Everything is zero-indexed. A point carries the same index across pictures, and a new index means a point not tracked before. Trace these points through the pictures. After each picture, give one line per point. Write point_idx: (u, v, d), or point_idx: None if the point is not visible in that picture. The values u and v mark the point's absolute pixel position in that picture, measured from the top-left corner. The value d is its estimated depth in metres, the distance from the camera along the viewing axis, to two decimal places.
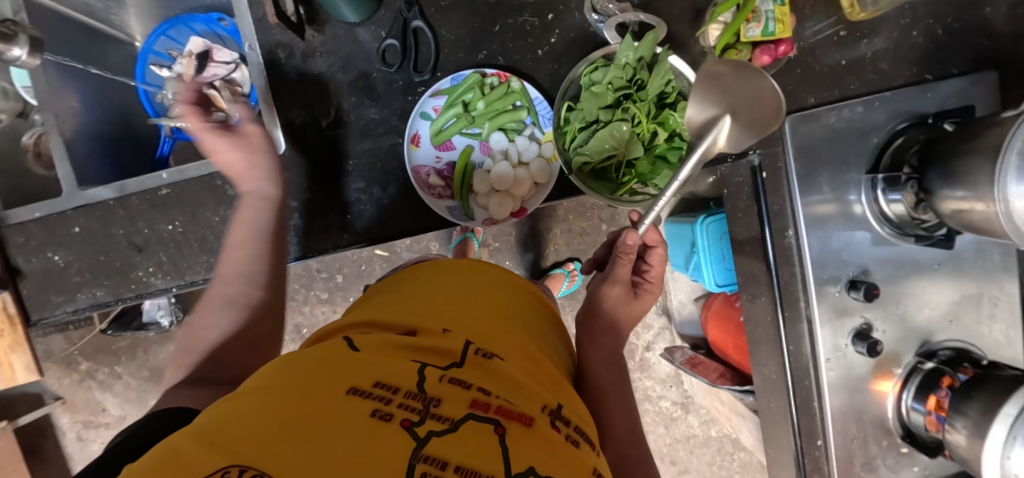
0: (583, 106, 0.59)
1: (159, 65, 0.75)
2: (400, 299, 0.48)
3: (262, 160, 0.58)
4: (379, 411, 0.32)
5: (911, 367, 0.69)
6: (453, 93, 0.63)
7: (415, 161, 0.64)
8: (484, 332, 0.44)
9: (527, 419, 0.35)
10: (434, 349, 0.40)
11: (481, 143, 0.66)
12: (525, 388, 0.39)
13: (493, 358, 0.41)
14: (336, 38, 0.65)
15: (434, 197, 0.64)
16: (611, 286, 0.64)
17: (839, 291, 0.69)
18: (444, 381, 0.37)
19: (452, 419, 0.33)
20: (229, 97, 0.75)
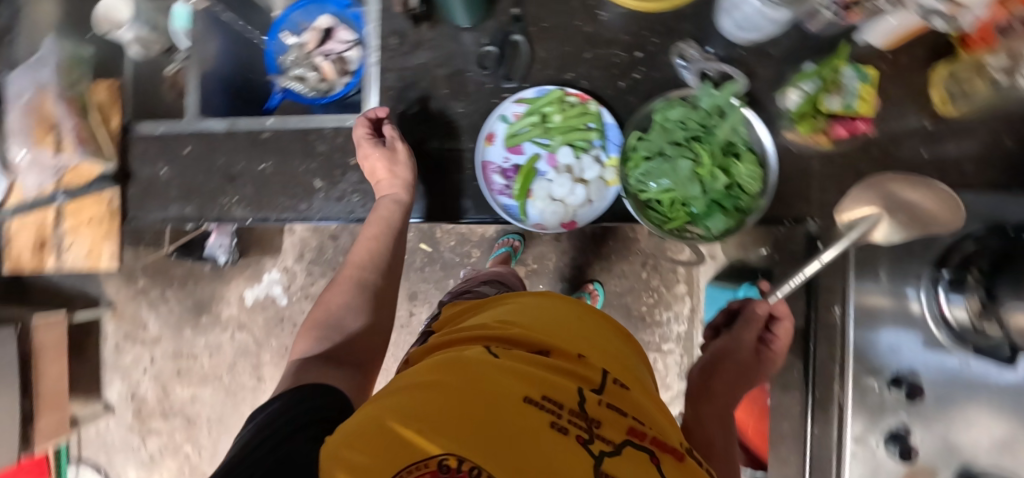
0: (651, 138, 0.62)
1: (290, 34, 0.86)
2: (533, 316, 0.52)
3: (400, 170, 0.68)
4: (554, 424, 0.37)
5: None
6: (535, 104, 0.69)
7: (485, 157, 0.69)
8: (614, 365, 0.47)
9: (678, 454, 0.39)
10: (580, 373, 0.43)
11: (548, 154, 0.70)
12: (664, 423, 0.42)
13: (629, 389, 0.44)
14: (443, 36, 0.72)
15: (494, 193, 0.69)
16: (740, 349, 0.72)
17: (879, 385, 0.66)
18: (602, 404, 0.40)
19: (615, 443, 0.37)
20: (338, 72, 0.85)
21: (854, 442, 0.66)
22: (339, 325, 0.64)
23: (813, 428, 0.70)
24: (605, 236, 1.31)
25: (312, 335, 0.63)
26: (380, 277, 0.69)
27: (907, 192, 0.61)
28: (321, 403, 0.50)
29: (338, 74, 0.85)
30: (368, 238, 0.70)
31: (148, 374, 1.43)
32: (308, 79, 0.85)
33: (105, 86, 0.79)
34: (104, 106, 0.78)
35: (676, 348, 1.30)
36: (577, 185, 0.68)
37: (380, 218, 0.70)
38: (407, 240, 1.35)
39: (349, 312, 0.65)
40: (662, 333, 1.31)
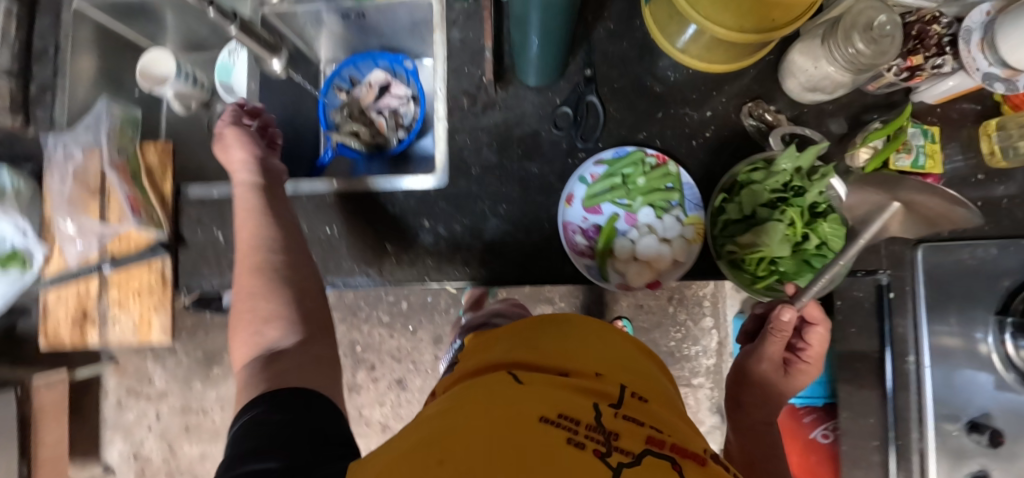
0: (741, 201, 0.65)
1: (340, 89, 0.84)
2: (535, 327, 0.46)
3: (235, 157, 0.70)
4: (571, 440, 0.31)
5: None
6: (614, 165, 0.69)
7: (565, 217, 0.69)
8: (629, 375, 0.41)
9: (702, 460, 0.34)
10: (595, 389, 0.38)
11: (627, 213, 0.71)
12: (687, 433, 0.37)
13: (648, 402, 0.39)
14: (515, 97, 0.72)
15: (576, 253, 0.69)
16: (760, 364, 0.65)
17: (958, 429, 0.71)
18: (619, 417, 0.35)
19: (634, 453, 0.32)
20: (392, 126, 0.85)
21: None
22: (262, 311, 0.59)
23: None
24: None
25: (249, 334, 0.58)
26: (281, 243, 0.64)
27: (899, 191, 0.56)
28: (283, 409, 0.47)
29: (393, 128, 0.85)
30: (248, 214, 0.66)
31: (153, 432, 1.34)
32: (361, 135, 0.82)
33: (154, 149, 0.75)
34: (153, 170, 0.74)
35: (707, 383, 1.31)
36: (660, 244, 0.68)
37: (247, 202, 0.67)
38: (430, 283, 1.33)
39: (262, 297, 0.60)
40: (692, 368, 1.31)
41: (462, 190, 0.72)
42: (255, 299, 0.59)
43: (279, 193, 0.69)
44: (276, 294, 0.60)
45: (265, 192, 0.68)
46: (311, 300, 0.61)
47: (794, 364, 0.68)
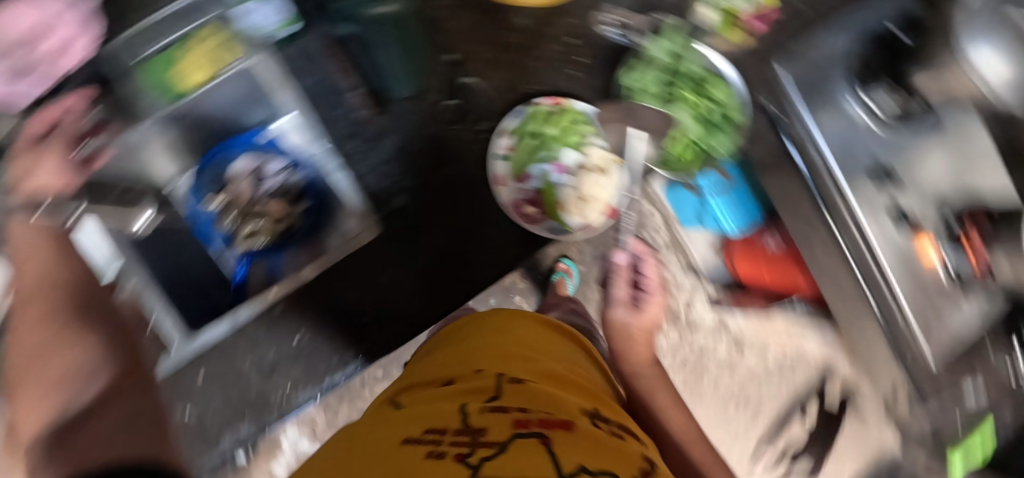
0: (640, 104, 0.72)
1: (209, 197, 0.74)
2: (434, 368, 0.55)
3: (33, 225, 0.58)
4: (433, 453, 0.33)
5: (945, 232, 0.64)
6: (521, 128, 0.70)
7: (506, 198, 0.70)
8: (509, 368, 0.50)
9: (567, 426, 0.40)
10: (474, 391, 0.45)
11: (554, 165, 0.71)
12: (562, 405, 0.44)
13: (523, 386, 0.46)
14: (398, 116, 0.70)
15: (534, 223, 0.71)
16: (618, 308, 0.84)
17: None
18: (486, 412, 0.41)
19: (499, 443, 0.35)
20: (288, 204, 0.76)
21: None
22: (56, 363, 0.46)
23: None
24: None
25: (37, 401, 0.44)
26: (73, 281, 0.55)
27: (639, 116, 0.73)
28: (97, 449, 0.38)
29: (290, 204, 0.76)
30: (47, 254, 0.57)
31: None
32: (263, 228, 0.75)
33: None
34: None
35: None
36: (598, 175, 0.71)
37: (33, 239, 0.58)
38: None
39: (60, 349, 0.47)
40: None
41: (399, 227, 0.70)
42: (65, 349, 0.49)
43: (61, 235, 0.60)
44: (78, 344, 0.48)
45: (54, 238, 0.59)
46: (129, 348, 0.51)
47: (644, 297, 0.87)
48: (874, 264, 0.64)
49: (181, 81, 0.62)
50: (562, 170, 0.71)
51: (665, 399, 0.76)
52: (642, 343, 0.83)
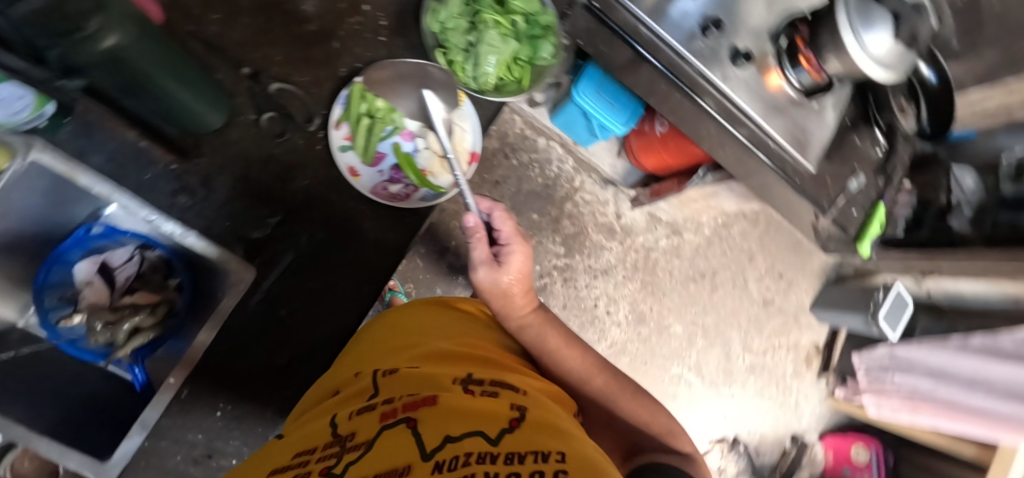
0: (453, 40, 0.79)
1: (66, 317, 0.68)
2: (326, 386, 0.64)
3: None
4: (305, 470, 0.44)
5: (776, 55, 0.92)
6: (350, 112, 0.77)
7: (368, 186, 0.78)
8: (385, 367, 0.60)
9: (430, 402, 0.49)
10: (355, 399, 0.55)
11: (400, 135, 0.79)
12: (433, 381, 0.54)
13: (395, 377, 0.56)
14: None
15: (405, 199, 0.79)
16: (480, 271, 0.78)
17: (701, 37, 0.90)
18: (358, 416, 0.50)
19: (364, 443, 0.45)
20: (155, 287, 0.72)
21: (722, 84, 0.91)
22: None
23: (709, 103, 0.93)
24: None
25: None
26: None
27: (431, 81, 0.80)
28: None
29: (157, 287, 0.72)
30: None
31: None
32: (142, 322, 0.71)
33: None
34: None
35: (584, 175, 1.39)
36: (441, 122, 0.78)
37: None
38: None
39: None
40: (567, 178, 1.37)
41: None
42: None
43: None
44: None
45: None
46: None
47: (505, 250, 0.80)
48: (734, 107, 0.93)
49: None
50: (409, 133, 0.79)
51: (557, 340, 0.77)
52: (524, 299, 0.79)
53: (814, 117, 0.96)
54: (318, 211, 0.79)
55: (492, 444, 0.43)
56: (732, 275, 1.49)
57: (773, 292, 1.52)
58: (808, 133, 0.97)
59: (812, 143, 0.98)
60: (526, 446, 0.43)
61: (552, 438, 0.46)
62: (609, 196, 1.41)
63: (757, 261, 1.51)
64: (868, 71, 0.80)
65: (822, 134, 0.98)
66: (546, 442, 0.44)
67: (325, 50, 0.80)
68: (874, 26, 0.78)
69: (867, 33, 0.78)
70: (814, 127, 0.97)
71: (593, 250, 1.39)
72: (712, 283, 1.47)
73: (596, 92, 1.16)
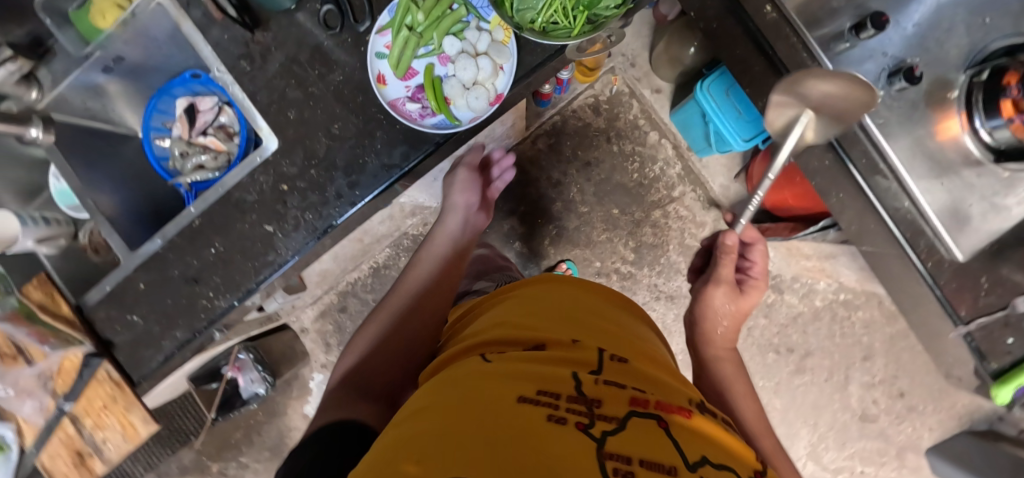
0: None
1: (162, 138, 0.83)
2: (522, 315, 0.59)
3: (446, 225, 0.84)
4: (554, 415, 0.41)
5: (966, 86, 0.68)
6: (394, 22, 0.66)
7: (389, 98, 0.68)
8: (607, 343, 0.54)
9: (683, 413, 0.45)
10: (577, 359, 0.50)
11: (439, 56, 0.70)
12: (667, 387, 0.49)
13: (624, 363, 0.51)
14: (281, 30, 0.69)
15: (416, 120, 0.68)
16: (717, 287, 0.84)
17: (849, 40, 0.68)
18: (600, 383, 0.46)
19: (617, 418, 0.42)
20: (225, 138, 0.82)
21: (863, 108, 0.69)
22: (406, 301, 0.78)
23: (854, 157, 0.69)
24: (563, 130, 1.54)
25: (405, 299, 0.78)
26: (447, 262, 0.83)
27: (809, 95, 0.63)
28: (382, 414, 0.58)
29: (227, 139, 0.82)
30: (427, 261, 0.82)
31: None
32: (207, 163, 0.81)
33: (36, 286, 0.74)
34: (47, 305, 0.73)
35: None
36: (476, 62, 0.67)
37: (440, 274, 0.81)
38: None
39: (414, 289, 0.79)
40: (666, 184, 1.54)
41: (289, 141, 0.69)
42: (393, 299, 0.77)
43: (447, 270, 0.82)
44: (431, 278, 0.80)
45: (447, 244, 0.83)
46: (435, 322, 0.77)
47: (748, 282, 0.89)
48: (868, 141, 0.69)
49: (97, 20, 0.72)
50: (447, 62, 0.70)
51: (744, 388, 0.77)
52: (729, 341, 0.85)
53: (998, 190, 0.69)
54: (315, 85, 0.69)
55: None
56: (826, 359, 1.27)
57: (878, 409, 1.27)
58: (983, 203, 0.69)
59: (964, 230, 0.69)
60: None
61: None
62: (709, 218, 1.54)
63: (865, 361, 1.27)
64: None
65: (1009, 215, 0.69)
66: None
67: None
68: None
69: None
70: (989, 201, 0.69)
71: (665, 270, 1.55)
72: (799, 364, 1.28)
73: (724, 93, 1.04)
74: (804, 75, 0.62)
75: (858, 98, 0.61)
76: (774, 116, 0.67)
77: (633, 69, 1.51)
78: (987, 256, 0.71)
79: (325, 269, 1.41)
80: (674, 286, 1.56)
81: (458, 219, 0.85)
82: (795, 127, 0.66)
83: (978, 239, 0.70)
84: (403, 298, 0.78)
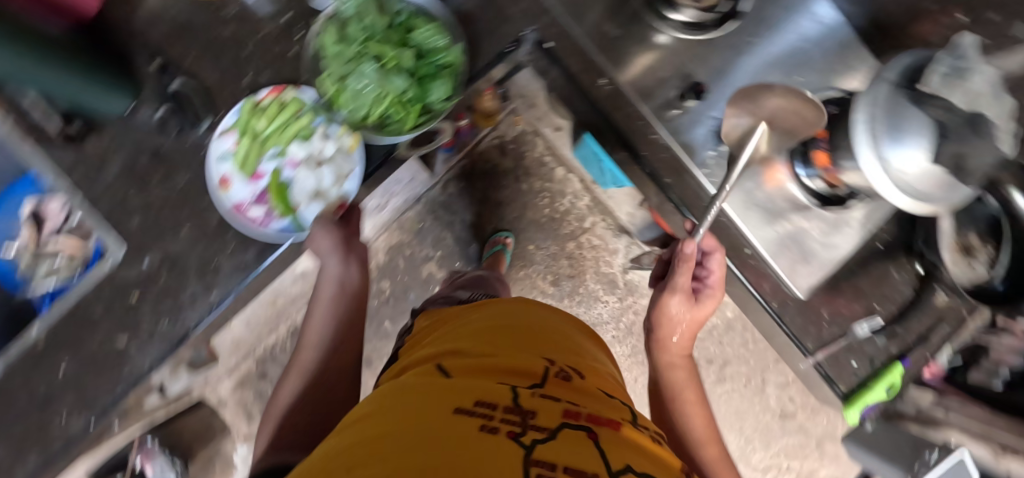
0: (330, 69, 0.60)
1: (11, 248, 0.79)
2: (472, 334, 0.54)
3: (329, 270, 0.62)
4: (485, 426, 0.36)
5: None
6: (237, 127, 0.65)
7: (233, 202, 0.65)
8: (557, 359, 0.51)
9: (614, 425, 0.41)
10: (521, 373, 0.45)
11: (287, 160, 0.69)
12: (606, 403, 0.45)
13: (568, 379, 0.47)
14: (116, 137, 0.66)
15: (262, 226, 0.66)
16: (672, 296, 0.76)
17: (679, 108, 0.74)
18: (535, 396, 0.41)
19: (549, 429, 0.37)
20: (74, 240, 0.76)
21: (698, 168, 0.73)
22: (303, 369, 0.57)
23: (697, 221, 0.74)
24: (472, 172, 1.56)
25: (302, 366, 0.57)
26: (349, 313, 0.62)
27: (761, 104, 0.68)
28: None
29: (77, 241, 0.76)
30: (327, 306, 0.61)
31: None
32: (59, 268, 0.76)
33: None
34: None
35: (596, 216, 1.59)
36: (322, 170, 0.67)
37: (344, 312, 0.61)
38: None
39: (309, 352, 0.58)
40: (577, 216, 1.58)
41: (139, 247, 0.67)
42: (301, 356, 0.58)
43: (353, 322, 0.62)
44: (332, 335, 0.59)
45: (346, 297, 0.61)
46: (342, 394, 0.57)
47: (703, 291, 0.78)
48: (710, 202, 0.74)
49: None
50: (294, 165, 0.69)
51: (692, 395, 0.74)
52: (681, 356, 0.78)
53: (828, 230, 0.76)
54: (158, 187, 0.67)
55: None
56: (742, 367, 1.34)
57: (794, 406, 1.35)
58: (817, 242, 0.75)
59: (806, 268, 0.76)
60: None
61: None
62: (621, 245, 1.60)
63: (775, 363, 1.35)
64: (890, 196, 0.58)
65: (839, 252, 0.76)
66: None
67: (207, 15, 0.68)
68: (901, 139, 0.56)
69: (888, 148, 0.57)
70: (820, 241, 0.75)
71: (585, 299, 1.59)
72: (718, 374, 1.34)
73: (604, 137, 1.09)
74: (758, 90, 0.68)
75: (805, 115, 0.64)
76: (731, 125, 0.70)
77: (533, 109, 1.55)
78: (824, 289, 0.78)
79: (237, 338, 1.36)
80: (595, 313, 1.59)
81: (336, 262, 0.62)
82: (750, 136, 0.67)
83: (810, 278, 0.76)
84: (315, 355, 0.58)
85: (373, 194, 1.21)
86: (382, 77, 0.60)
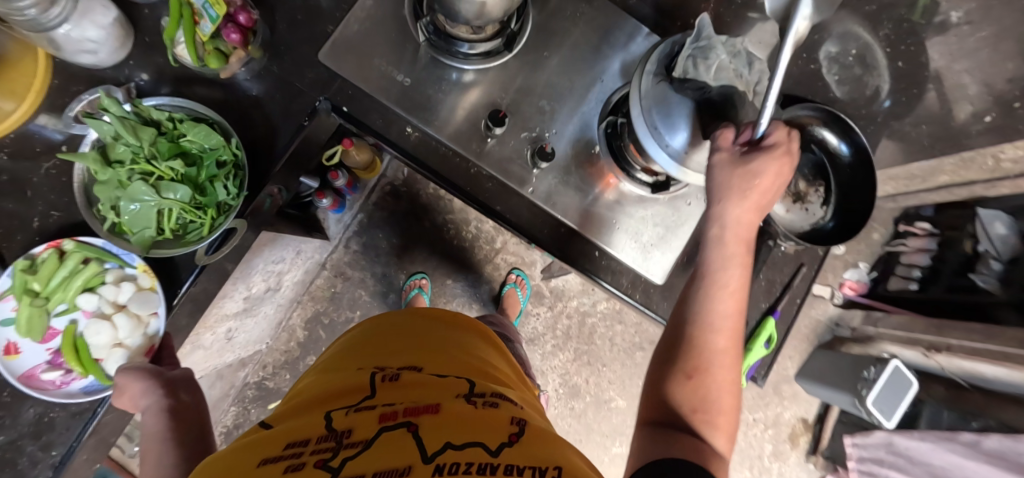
0: (103, 198, 0.59)
1: None
2: (323, 365, 0.54)
3: (147, 412, 0.58)
4: (292, 465, 0.37)
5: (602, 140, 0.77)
6: (12, 289, 0.59)
7: (21, 370, 0.60)
8: (397, 360, 0.52)
9: (433, 407, 0.42)
10: (349, 391, 0.47)
11: (82, 311, 0.64)
12: (439, 381, 0.47)
13: (395, 376, 0.48)
14: None
15: (61, 389, 0.61)
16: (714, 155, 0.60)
17: (488, 136, 0.75)
18: (351, 413, 0.43)
19: (362, 442, 0.39)
20: None
21: (522, 190, 0.76)
22: None
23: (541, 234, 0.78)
24: (371, 224, 1.44)
25: None
26: (188, 439, 0.58)
27: None
28: None
29: None
30: (160, 443, 0.56)
31: None
32: None
33: None
34: None
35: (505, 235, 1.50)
36: (122, 317, 0.63)
37: (187, 439, 0.57)
38: (253, 417, 1.34)
39: None
40: (486, 239, 1.49)
41: None
42: None
43: (195, 444, 0.58)
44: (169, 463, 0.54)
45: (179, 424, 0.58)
46: None
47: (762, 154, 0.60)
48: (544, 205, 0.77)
49: None
50: (90, 315, 0.64)
51: (735, 280, 0.61)
52: (748, 226, 0.62)
53: (666, 211, 0.79)
54: None
55: (496, 456, 0.38)
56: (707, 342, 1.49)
57: None
58: (659, 228, 0.78)
59: (655, 250, 0.78)
60: (526, 459, 0.38)
61: (556, 449, 0.40)
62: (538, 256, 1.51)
63: None
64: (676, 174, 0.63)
65: (683, 232, 0.78)
66: (550, 454, 0.39)
67: None
68: (669, 121, 0.62)
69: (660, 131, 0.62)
70: (656, 226, 0.78)
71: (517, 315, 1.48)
72: None
73: None
74: None
75: None
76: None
77: None
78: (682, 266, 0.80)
79: None
80: (529, 329, 1.49)
81: (151, 400, 0.58)
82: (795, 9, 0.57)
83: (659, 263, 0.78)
84: None
85: (257, 272, 1.06)
86: (159, 192, 0.59)
